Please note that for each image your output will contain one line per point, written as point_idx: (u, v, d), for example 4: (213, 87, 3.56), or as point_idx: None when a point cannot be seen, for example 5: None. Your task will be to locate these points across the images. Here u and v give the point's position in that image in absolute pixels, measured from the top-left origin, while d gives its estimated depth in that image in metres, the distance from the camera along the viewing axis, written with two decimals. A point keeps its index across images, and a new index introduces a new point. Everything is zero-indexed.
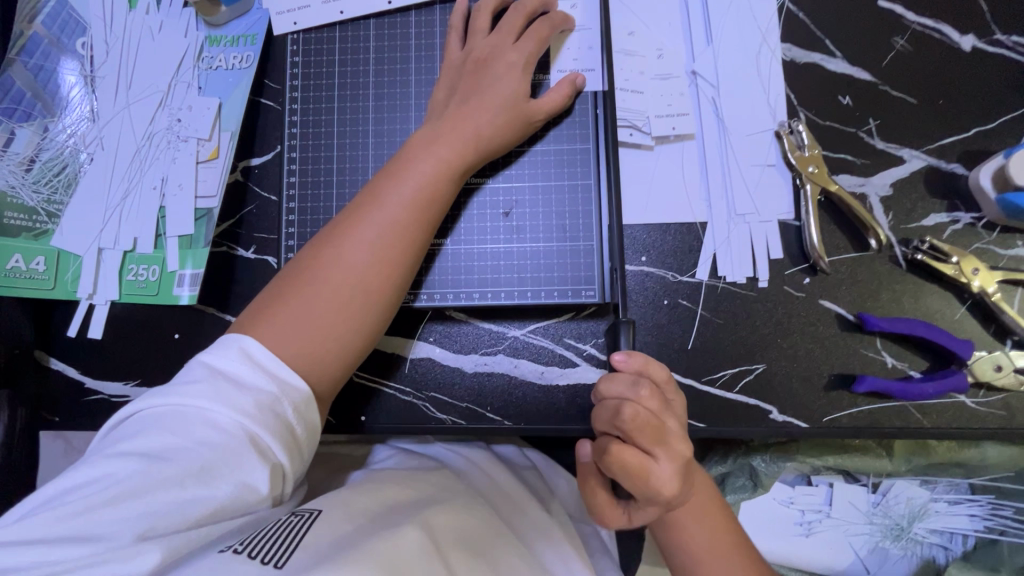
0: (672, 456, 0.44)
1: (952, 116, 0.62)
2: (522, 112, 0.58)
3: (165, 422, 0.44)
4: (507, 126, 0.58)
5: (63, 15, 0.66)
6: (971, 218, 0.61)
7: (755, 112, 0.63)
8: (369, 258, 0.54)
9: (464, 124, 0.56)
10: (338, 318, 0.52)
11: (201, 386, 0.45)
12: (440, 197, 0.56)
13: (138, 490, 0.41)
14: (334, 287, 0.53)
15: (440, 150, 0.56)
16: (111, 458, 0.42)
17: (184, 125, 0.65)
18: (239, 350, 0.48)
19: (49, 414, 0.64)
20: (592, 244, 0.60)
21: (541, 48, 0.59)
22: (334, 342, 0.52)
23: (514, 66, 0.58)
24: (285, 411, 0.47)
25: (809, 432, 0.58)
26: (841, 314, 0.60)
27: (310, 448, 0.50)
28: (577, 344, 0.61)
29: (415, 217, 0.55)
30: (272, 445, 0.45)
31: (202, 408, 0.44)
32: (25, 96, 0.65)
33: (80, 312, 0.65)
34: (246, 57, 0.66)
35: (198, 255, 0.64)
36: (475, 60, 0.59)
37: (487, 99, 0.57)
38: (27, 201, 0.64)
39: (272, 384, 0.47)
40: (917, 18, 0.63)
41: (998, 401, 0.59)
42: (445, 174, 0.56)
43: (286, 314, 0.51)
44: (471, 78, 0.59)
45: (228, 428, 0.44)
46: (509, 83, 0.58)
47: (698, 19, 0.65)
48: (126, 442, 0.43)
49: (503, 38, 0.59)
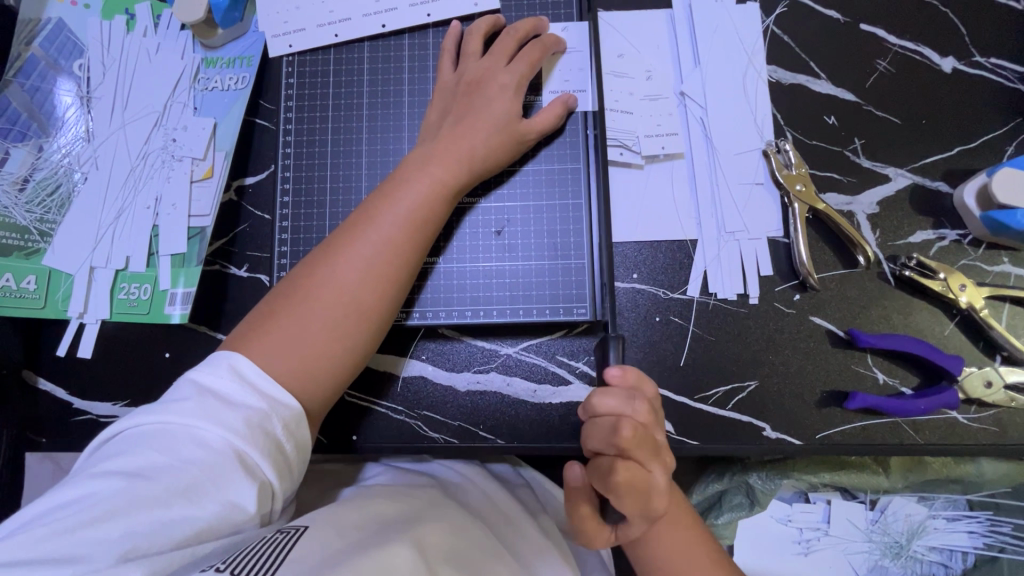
0: (663, 466, 0.46)
1: (935, 136, 0.64)
2: (514, 132, 0.59)
3: (151, 439, 0.44)
4: (499, 146, 0.58)
5: (62, 38, 0.67)
6: (957, 235, 0.62)
7: (743, 132, 0.64)
8: (362, 276, 0.54)
9: (458, 144, 0.57)
10: (331, 337, 0.52)
11: (189, 403, 0.45)
12: (433, 215, 0.56)
13: (122, 509, 0.40)
14: (327, 305, 0.53)
15: (433, 169, 0.56)
16: (96, 476, 0.42)
17: (179, 145, 0.66)
18: (229, 369, 0.48)
19: (36, 435, 0.64)
20: (583, 261, 0.61)
21: (533, 70, 0.60)
22: (326, 360, 0.52)
23: (507, 87, 0.59)
24: (275, 428, 0.47)
25: (803, 449, 0.58)
26: (831, 330, 0.60)
27: (299, 466, 0.49)
28: (570, 361, 0.61)
29: (409, 235, 0.55)
30: (259, 464, 0.45)
31: (189, 426, 0.44)
32: (21, 116, 0.66)
33: (70, 332, 0.65)
34: (241, 78, 0.67)
35: (190, 274, 0.64)
36: (468, 82, 0.60)
37: (479, 120, 0.58)
38: (19, 220, 0.64)
39: (261, 402, 0.47)
40: (898, 41, 0.65)
41: (990, 417, 0.59)
42: (438, 193, 0.56)
43: (278, 332, 0.51)
44: (464, 99, 0.60)
45: (215, 446, 0.43)
46: (501, 104, 0.59)
47: (686, 42, 0.66)
48: (112, 460, 0.43)
49: (495, 60, 0.60)
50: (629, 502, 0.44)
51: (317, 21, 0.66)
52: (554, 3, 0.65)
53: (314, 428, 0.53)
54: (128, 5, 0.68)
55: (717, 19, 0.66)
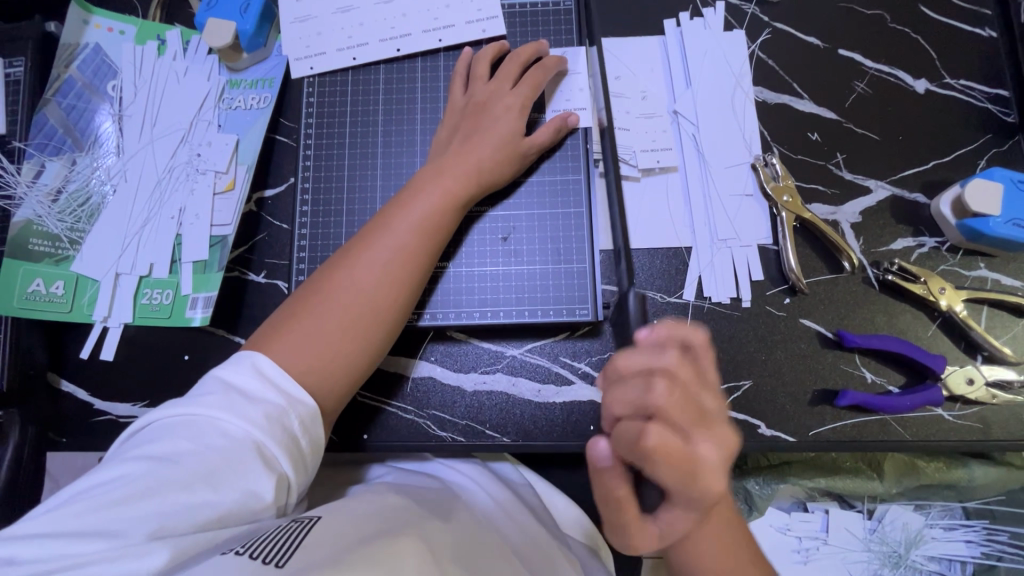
0: (713, 437, 0.41)
1: (911, 151, 0.68)
2: (517, 147, 0.63)
3: (178, 429, 0.46)
4: (504, 160, 0.63)
5: (97, 61, 0.72)
6: (935, 242, 0.66)
7: (733, 147, 0.69)
8: (377, 280, 0.57)
9: (467, 159, 0.61)
10: (347, 337, 0.55)
11: (215, 397, 0.48)
12: (443, 224, 0.60)
13: (150, 491, 0.43)
14: (344, 307, 0.56)
15: (444, 182, 0.60)
16: (127, 461, 0.44)
17: (203, 159, 0.70)
18: (252, 366, 0.51)
19: (57, 436, 0.66)
20: (585, 266, 0.64)
21: (536, 92, 0.65)
22: (342, 359, 0.55)
23: (512, 107, 0.64)
24: (292, 424, 0.50)
25: (796, 446, 0.61)
26: (820, 331, 0.63)
27: (312, 463, 0.52)
28: (572, 362, 0.64)
29: (421, 242, 0.59)
30: (277, 456, 0.47)
31: (214, 417, 0.47)
32: (57, 133, 0.70)
33: (94, 335, 0.67)
34: (263, 98, 0.72)
35: (211, 280, 0.67)
36: (476, 104, 0.65)
37: (487, 137, 0.62)
38: (51, 228, 0.68)
39: (281, 398, 0.50)
40: (874, 64, 0.70)
41: (973, 414, 0.61)
42: (448, 204, 0.60)
43: (298, 332, 0.54)
44: (472, 118, 0.64)
45: (238, 436, 0.46)
46: (506, 122, 0.63)
47: (678, 66, 0.71)
48: (141, 447, 0.46)
49: (501, 83, 0.65)
50: (663, 472, 0.40)
51: (336, 45, 0.70)
52: (555, 29, 0.70)
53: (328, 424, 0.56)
54: (159, 31, 0.74)
55: (707, 44, 0.71)
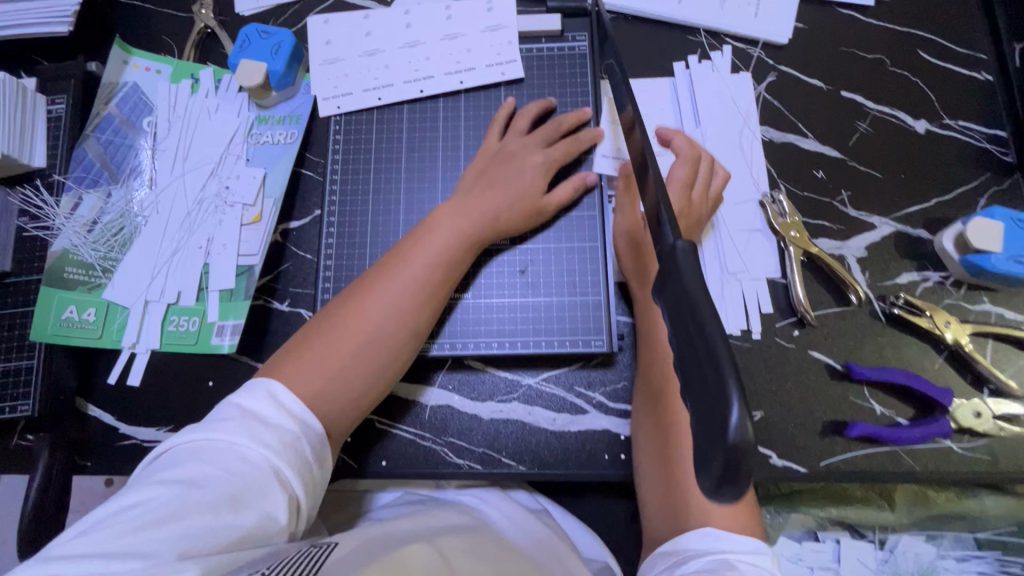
0: None
1: (914, 189, 0.71)
2: (535, 200, 0.66)
3: (200, 455, 0.47)
4: (521, 211, 0.65)
5: (134, 98, 0.76)
6: (939, 276, 0.68)
7: (742, 184, 0.71)
8: (390, 314, 0.59)
9: (487, 201, 0.64)
10: (357, 368, 0.57)
11: (234, 423, 0.49)
12: (457, 264, 0.63)
13: (178, 514, 0.44)
14: (355, 337, 0.58)
15: (460, 222, 0.63)
16: (154, 486, 0.45)
17: (232, 192, 0.73)
18: (267, 392, 0.52)
19: (82, 459, 0.67)
20: (600, 298, 0.66)
21: (566, 156, 0.68)
22: (349, 389, 0.57)
23: (540, 162, 0.66)
24: (305, 449, 0.51)
25: (808, 476, 0.62)
26: (829, 363, 0.65)
27: (320, 486, 0.53)
28: (587, 391, 0.66)
29: (435, 279, 0.61)
30: (293, 478, 0.49)
31: (232, 442, 0.48)
32: (94, 166, 0.74)
33: (122, 360, 0.70)
34: (290, 133, 0.75)
35: (238, 308, 0.69)
36: (506, 151, 0.68)
37: (509, 188, 0.65)
38: (86, 258, 0.71)
39: (294, 424, 0.52)
40: (875, 106, 0.74)
41: (981, 446, 0.63)
42: (464, 244, 0.63)
43: (309, 359, 0.56)
44: (499, 165, 0.67)
45: (258, 462, 0.47)
46: (530, 178, 0.66)
47: (688, 105, 0.74)
48: (166, 472, 0.47)
49: (534, 140, 0.68)
50: None
51: (362, 86, 0.74)
52: (571, 71, 0.73)
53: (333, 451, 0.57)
54: (194, 71, 0.78)
55: (715, 86, 0.74)
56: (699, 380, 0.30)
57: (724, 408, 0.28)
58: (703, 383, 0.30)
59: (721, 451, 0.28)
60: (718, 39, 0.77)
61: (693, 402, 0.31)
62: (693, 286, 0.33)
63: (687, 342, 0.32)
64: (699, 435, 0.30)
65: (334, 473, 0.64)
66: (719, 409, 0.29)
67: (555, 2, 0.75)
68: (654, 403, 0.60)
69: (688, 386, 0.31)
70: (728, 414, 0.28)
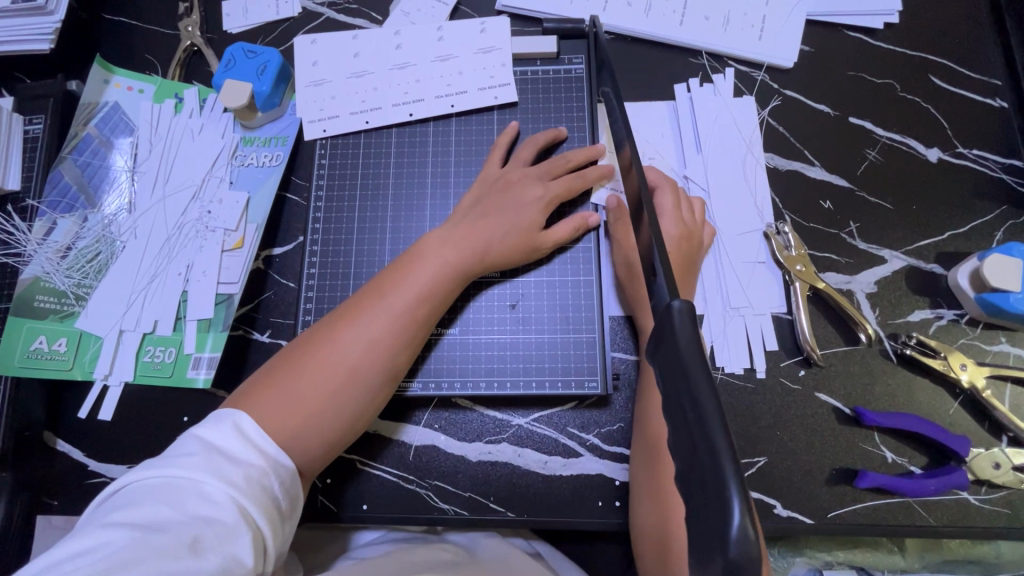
0: None
1: (926, 221, 0.67)
2: (531, 239, 0.62)
3: (153, 495, 0.41)
4: (512, 245, 0.62)
5: (115, 119, 0.74)
6: (954, 314, 0.64)
7: (745, 214, 0.68)
8: (371, 347, 0.54)
9: (478, 232, 0.61)
10: (332, 405, 0.52)
11: (195, 457, 0.43)
12: (443, 296, 0.59)
13: (125, 563, 0.37)
14: (332, 371, 0.53)
15: (446, 251, 0.59)
16: (98, 533, 0.38)
17: (213, 217, 0.70)
18: (232, 427, 0.47)
19: (48, 498, 0.64)
20: (594, 334, 0.63)
21: (568, 195, 0.64)
22: (321, 427, 0.52)
23: (539, 198, 0.63)
24: (274, 486, 0.45)
25: (815, 529, 0.58)
26: (837, 407, 0.61)
27: (289, 530, 0.47)
28: (580, 433, 0.62)
29: (419, 312, 0.57)
30: (260, 517, 0.43)
31: (191, 479, 0.41)
32: (71, 189, 0.71)
33: (93, 393, 0.66)
34: (275, 156, 0.72)
35: (216, 338, 0.66)
36: (506, 181, 0.65)
37: (503, 221, 0.62)
38: (59, 285, 0.68)
39: (262, 459, 0.46)
40: (885, 133, 0.70)
41: (1000, 499, 0.59)
42: (452, 275, 0.59)
43: (277, 396, 0.51)
44: (498, 194, 0.64)
45: (221, 500, 0.41)
46: (527, 212, 0.62)
47: (688, 131, 0.71)
48: (113, 515, 0.40)
49: (535, 172, 0.65)
50: None
51: (350, 109, 0.71)
52: (567, 95, 0.71)
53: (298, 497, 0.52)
54: (177, 90, 0.75)
55: (717, 110, 0.71)
56: (697, 476, 0.28)
57: (723, 513, 0.26)
58: (702, 480, 0.28)
59: (721, 560, 0.25)
60: (721, 62, 0.74)
61: (691, 499, 0.29)
62: (688, 355, 0.31)
63: (685, 430, 0.30)
64: (698, 536, 0.28)
65: (312, 517, 0.61)
66: (718, 513, 0.26)
67: (552, 22, 0.73)
68: (651, 453, 0.56)
69: (688, 480, 0.29)
70: (728, 523, 0.26)
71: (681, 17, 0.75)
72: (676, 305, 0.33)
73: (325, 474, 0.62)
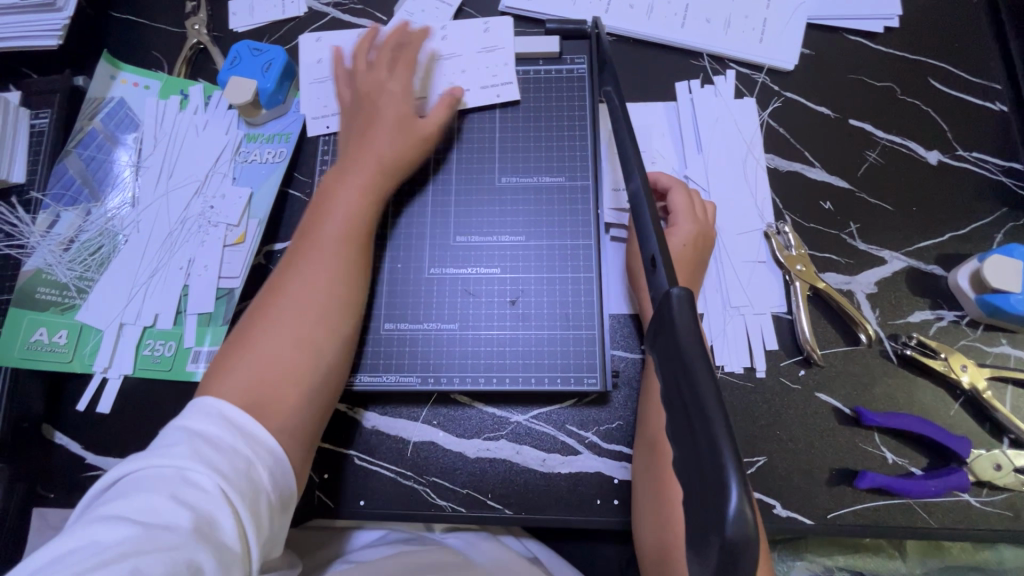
0: None
1: (926, 222, 0.67)
2: (412, 136, 0.65)
3: (143, 486, 0.40)
4: (408, 147, 0.64)
5: (120, 114, 0.74)
6: (954, 315, 0.64)
7: (745, 214, 0.68)
8: (318, 285, 0.55)
9: (369, 151, 0.62)
10: (301, 351, 0.53)
11: (181, 447, 0.42)
12: (372, 211, 0.61)
13: (116, 556, 0.35)
14: (292, 325, 0.53)
15: (359, 174, 0.61)
16: (86, 529, 0.37)
17: (216, 212, 0.70)
18: (207, 410, 0.46)
19: (44, 491, 0.64)
20: (594, 331, 0.63)
21: (410, 72, 0.68)
22: (297, 377, 0.52)
23: (397, 93, 0.66)
24: (263, 474, 0.44)
25: (815, 529, 0.58)
26: (837, 407, 0.61)
27: (279, 519, 0.46)
28: (579, 431, 0.62)
29: (354, 231, 0.59)
30: (248, 503, 0.42)
31: (181, 469, 0.40)
32: (75, 183, 0.72)
33: (93, 386, 0.66)
34: (279, 153, 0.72)
35: (217, 332, 0.66)
36: (362, 96, 0.66)
37: (381, 131, 0.64)
38: (60, 277, 0.68)
39: (249, 445, 0.45)
40: (885, 135, 0.71)
41: (1002, 501, 0.58)
42: (371, 191, 0.61)
43: (240, 364, 0.50)
44: (366, 109, 0.65)
45: (212, 488, 0.40)
46: (392, 113, 0.65)
47: (689, 131, 0.72)
48: (101, 510, 0.38)
49: (379, 75, 0.67)
50: None
51: None
52: (568, 94, 0.71)
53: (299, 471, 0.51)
54: (183, 87, 0.76)
55: (717, 111, 0.72)
56: (696, 461, 0.28)
57: (721, 496, 0.26)
58: (700, 465, 0.28)
59: (717, 542, 0.25)
60: (722, 63, 0.74)
61: (689, 485, 0.29)
62: (687, 342, 0.32)
63: (684, 417, 0.30)
64: (696, 521, 0.27)
65: (309, 513, 0.60)
66: (716, 497, 0.26)
67: (554, 23, 0.73)
68: (650, 451, 0.56)
69: (686, 465, 0.29)
70: (726, 507, 0.25)
71: (682, 20, 0.76)
72: (677, 296, 0.34)
73: (322, 469, 0.62)
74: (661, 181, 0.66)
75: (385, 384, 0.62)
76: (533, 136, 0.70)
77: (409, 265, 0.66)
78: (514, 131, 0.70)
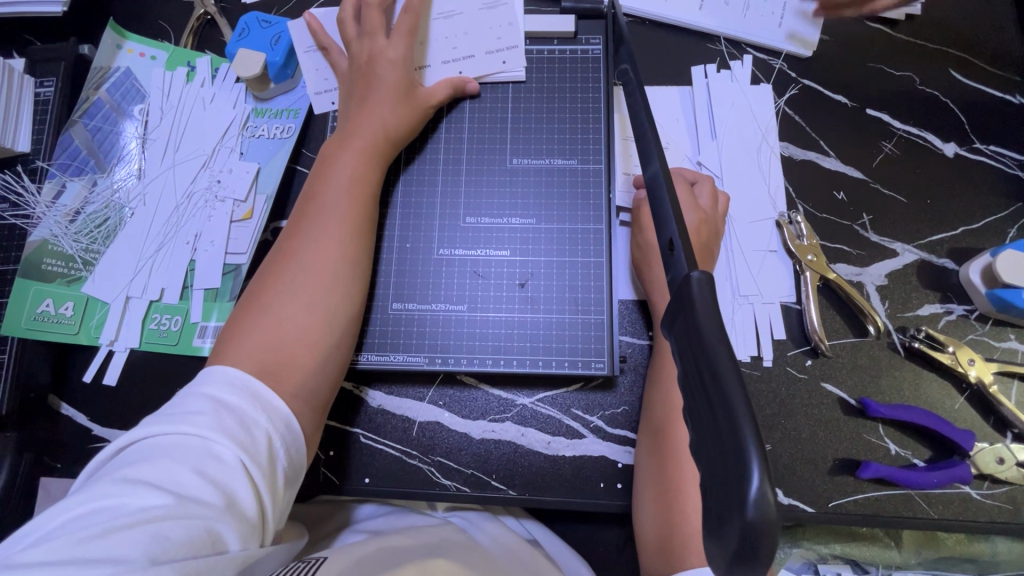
0: None
1: (939, 215, 0.67)
2: (412, 99, 0.65)
3: (162, 453, 0.40)
4: (407, 116, 0.64)
5: (126, 84, 0.73)
6: (964, 310, 0.64)
7: (758, 203, 0.68)
8: (321, 252, 0.56)
9: (365, 112, 0.63)
10: (313, 318, 0.53)
11: (203, 418, 0.42)
12: (372, 174, 0.61)
13: (141, 517, 0.36)
14: (301, 288, 0.53)
15: (358, 138, 0.61)
16: (110, 489, 0.37)
17: (223, 186, 0.69)
18: (225, 378, 0.46)
19: (52, 460, 0.65)
20: (603, 317, 0.63)
21: (403, 29, 0.66)
22: (308, 344, 0.52)
23: (393, 53, 0.65)
24: (277, 452, 0.45)
25: (815, 517, 0.58)
26: (843, 398, 0.61)
27: (290, 494, 0.46)
28: (584, 415, 0.62)
29: (354, 194, 0.59)
30: (266, 477, 0.43)
31: (200, 440, 0.41)
32: (81, 153, 0.71)
33: (98, 359, 0.66)
34: (287, 128, 0.71)
35: (223, 308, 0.66)
36: (357, 60, 0.65)
37: (381, 93, 0.63)
38: (66, 249, 0.68)
39: (268, 419, 0.45)
40: (902, 125, 0.70)
41: (1002, 494, 0.59)
42: (361, 153, 0.61)
43: (254, 331, 0.51)
44: (359, 74, 0.65)
45: (229, 462, 0.40)
46: (389, 73, 0.64)
47: (701, 116, 0.71)
48: (125, 472, 0.39)
49: (374, 34, 0.65)
50: None
51: None
52: (583, 75, 0.70)
53: (311, 437, 0.51)
54: (190, 58, 0.74)
55: (733, 97, 0.71)
56: (717, 445, 0.28)
57: (742, 479, 0.26)
58: (721, 449, 0.28)
59: (738, 525, 0.26)
60: (739, 48, 0.73)
61: (707, 468, 0.29)
62: (705, 323, 0.32)
63: (704, 395, 0.30)
64: (714, 502, 0.28)
65: (313, 489, 0.61)
66: (738, 481, 0.26)
67: (570, 2, 0.72)
68: (657, 436, 0.56)
69: (703, 446, 0.30)
70: (748, 487, 0.26)
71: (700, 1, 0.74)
72: (695, 276, 0.34)
73: (327, 446, 0.62)
74: (688, 173, 0.66)
75: (391, 363, 0.62)
76: (545, 118, 0.69)
77: (418, 245, 0.66)
78: (527, 113, 0.69)
